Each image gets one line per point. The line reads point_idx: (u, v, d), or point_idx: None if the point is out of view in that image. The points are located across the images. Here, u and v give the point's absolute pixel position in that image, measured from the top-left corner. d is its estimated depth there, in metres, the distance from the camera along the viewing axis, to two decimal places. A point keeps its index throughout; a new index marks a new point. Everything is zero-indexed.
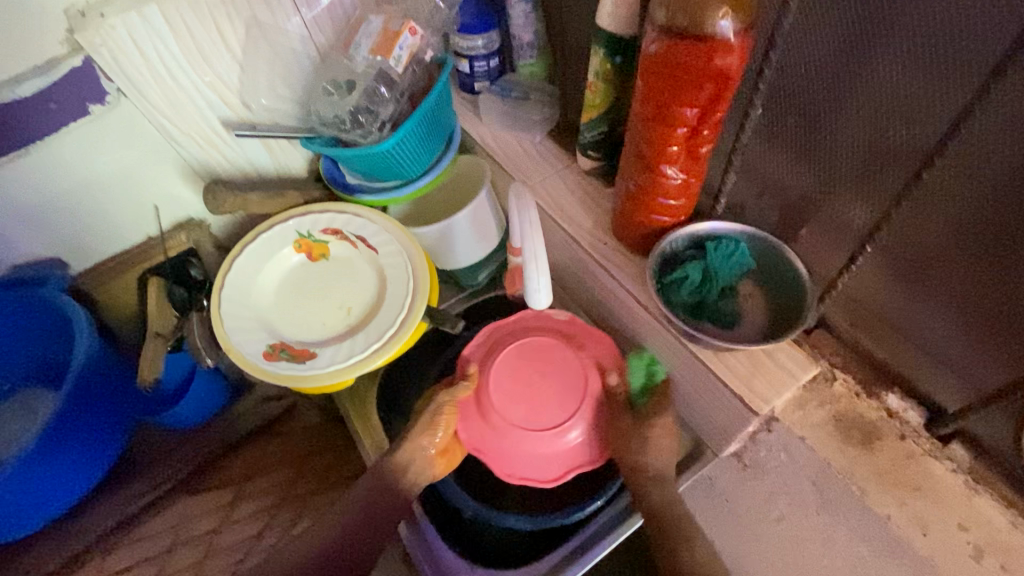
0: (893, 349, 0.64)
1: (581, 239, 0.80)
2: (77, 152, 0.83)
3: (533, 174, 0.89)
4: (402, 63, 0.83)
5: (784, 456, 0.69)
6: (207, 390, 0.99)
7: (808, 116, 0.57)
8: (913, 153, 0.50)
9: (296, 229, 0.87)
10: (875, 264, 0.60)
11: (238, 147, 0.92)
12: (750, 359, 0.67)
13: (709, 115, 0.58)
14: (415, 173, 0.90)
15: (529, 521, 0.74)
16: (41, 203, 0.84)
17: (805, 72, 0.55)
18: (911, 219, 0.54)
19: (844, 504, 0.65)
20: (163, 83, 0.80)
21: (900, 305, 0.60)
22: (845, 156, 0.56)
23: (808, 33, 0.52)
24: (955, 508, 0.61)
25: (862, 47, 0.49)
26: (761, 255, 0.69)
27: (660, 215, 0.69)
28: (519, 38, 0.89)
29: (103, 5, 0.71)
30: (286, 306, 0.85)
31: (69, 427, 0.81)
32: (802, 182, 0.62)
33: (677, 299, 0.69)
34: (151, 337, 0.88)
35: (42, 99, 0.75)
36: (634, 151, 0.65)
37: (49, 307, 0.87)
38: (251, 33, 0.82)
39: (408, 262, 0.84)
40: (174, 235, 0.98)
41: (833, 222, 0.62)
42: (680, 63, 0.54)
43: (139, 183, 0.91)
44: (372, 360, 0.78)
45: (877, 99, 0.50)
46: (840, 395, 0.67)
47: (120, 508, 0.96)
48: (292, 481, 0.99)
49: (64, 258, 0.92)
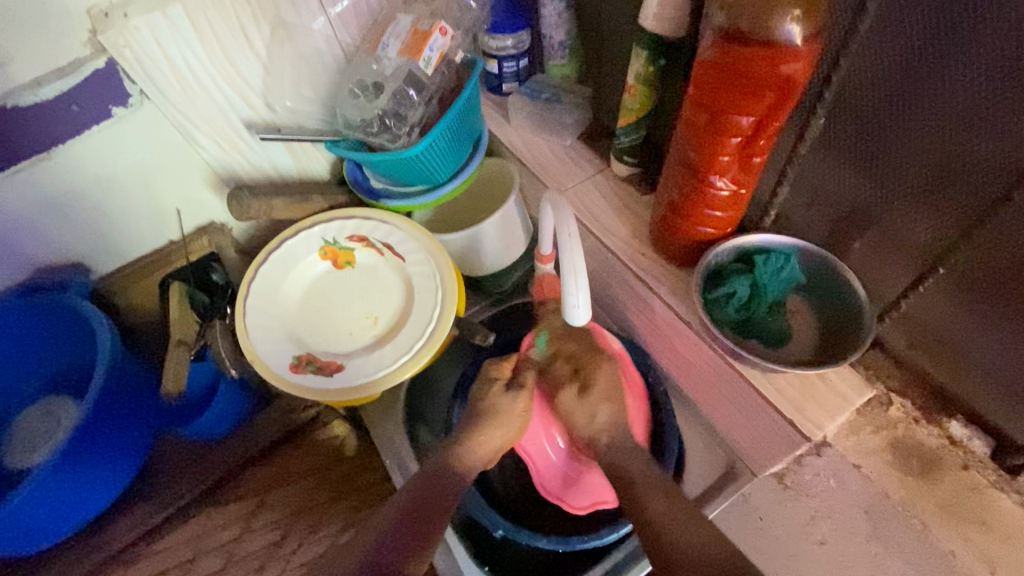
0: (955, 373, 0.60)
1: (617, 249, 0.77)
2: (99, 157, 0.81)
3: (565, 180, 0.85)
4: (431, 66, 0.80)
5: (834, 483, 0.65)
6: (229, 401, 0.97)
7: (875, 127, 0.53)
8: (996, 168, 0.47)
9: (321, 235, 0.84)
10: (942, 284, 0.56)
11: (262, 150, 0.90)
12: (799, 380, 0.64)
13: (765, 124, 0.54)
14: (442, 178, 0.88)
15: (560, 544, 0.71)
16: (62, 207, 0.83)
17: (875, 80, 0.51)
18: (988, 239, 0.50)
19: (896, 535, 0.61)
20: (187, 85, 0.77)
21: (967, 329, 0.56)
22: (915, 170, 0.52)
23: (881, 37, 0.49)
24: (1021, 545, 0.58)
25: (945, 54, 0.45)
26: (813, 271, 0.65)
27: (704, 228, 0.66)
28: (550, 37, 0.86)
29: (127, 5, 0.69)
30: (311, 315, 0.82)
31: (90, 443, 0.79)
32: (861, 196, 0.59)
33: (723, 316, 0.66)
34: (174, 346, 0.86)
35: (64, 102, 0.73)
36: (680, 160, 0.62)
37: (71, 314, 0.86)
38: (276, 32, 0.79)
39: (437, 272, 0.81)
40: (196, 239, 0.96)
41: (895, 240, 0.58)
42: (739, 70, 0.50)
43: (161, 187, 0.89)
44: (400, 373, 0.76)
45: (960, 112, 0.47)
46: (896, 420, 0.65)
47: (144, 519, 0.96)
48: (316, 489, 1.00)
49: (85, 262, 0.91)
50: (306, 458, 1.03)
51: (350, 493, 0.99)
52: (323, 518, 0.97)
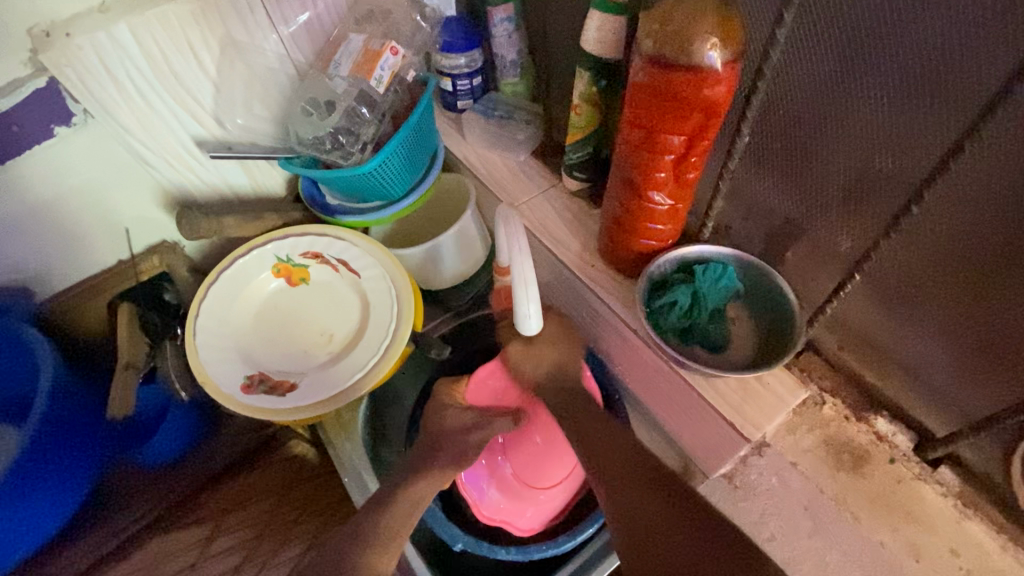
0: (879, 370, 0.65)
1: (569, 261, 0.79)
2: (42, 177, 0.79)
3: (519, 195, 0.87)
4: (383, 84, 0.81)
5: (777, 481, 0.67)
6: (181, 424, 0.95)
7: (796, 144, 0.57)
8: (903, 183, 0.51)
9: (275, 253, 0.84)
10: (864, 289, 0.60)
11: (213, 168, 0.90)
12: (740, 383, 0.67)
13: (695, 143, 0.58)
14: (399, 194, 0.89)
15: (518, 554, 0.72)
16: (1, 227, 0.80)
17: (794, 99, 0.55)
18: (899, 248, 0.54)
19: (837, 529, 0.64)
20: (134, 104, 0.77)
21: (887, 330, 0.61)
22: (834, 185, 0.56)
23: (796, 61, 0.52)
24: (944, 531, 0.61)
25: (852, 79, 0.49)
26: (749, 278, 0.69)
27: (648, 239, 0.69)
28: (503, 56, 0.88)
29: (69, 25, 0.68)
30: (265, 334, 0.82)
31: (37, 474, 0.76)
32: (788, 208, 0.63)
33: (667, 324, 0.69)
34: (121, 370, 0.84)
35: (4, 122, 0.71)
36: (621, 176, 0.65)
37: (13, 339, 0.83)
38: (227, 52, 0.79)
39: (392, 288, 0.81)
40: (146, 258, 0.95)
41: (820, 248, 0.62)
42: (668, 92, 0.53)
43: (108, 206, 0.87)
44: (357, 390, 0.76)
45: (865, 131, 0.51)
46: (830, 418, 0.67)
47: (93, 548, 0.93)
48: (278, 509, 0.99)
49: (29, 285, 0.88)
50: (265, 480, 1.02)
51: (314, 513, 0.99)
52: (286, 540, 0.97)
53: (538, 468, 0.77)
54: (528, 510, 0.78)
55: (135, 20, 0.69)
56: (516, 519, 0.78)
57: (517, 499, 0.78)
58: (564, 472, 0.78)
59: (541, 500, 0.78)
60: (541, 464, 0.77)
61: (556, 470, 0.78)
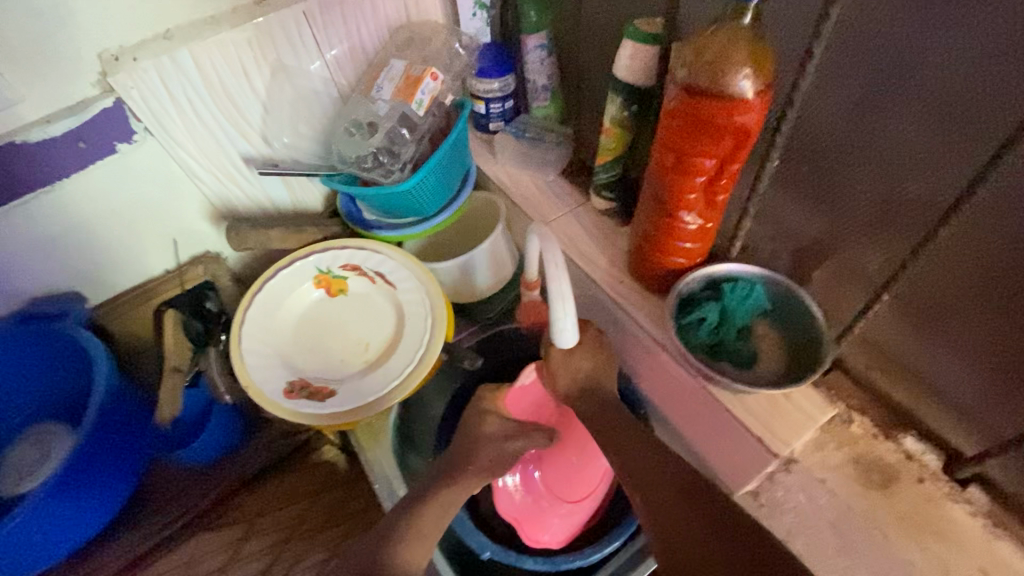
0: (907, 389, 0.66)
1: (597, 277, 0.81)
2: (102, 190, 0.84)
3: (549, 213, 0.90)
4: (423, 107, 0.86)
5: (804, 498, 0.67)
6: (222, 427, 0.98)
7: (824, 169, 0.60)
8: (930, 206, 0.53)
9: (315, 265, 0.88)
10: (892, 310, 0.62)
11: (259, 183, 0.95)
12: (767, 399, 0.68)
13: (726, 165, 0.60)
14: (433, 210, 0.92)
15: (544, 563, 0.73)
16: (63, 235, 0.85)
17: (824, 126, 0.57)
18: (927, 270, 0.56)
19: (866, 547, 0.64)
20: (189, 123, 0.82)
21: (915, 350, 0.62)
22: (862, 208, 0.59)
23: (824, 90, 0.56)
24: (975, 551, 0.61)
25: (879, 107, 0.52)
26: (777, 296, 0.71)
27: (677, 257, 0.71)
28: (535, 82, 0.91)
29: (138, 50, 0.74)
30: (305, 341, 0.85)
31: (84, 469, 0.80)
32: (815, 229, 0.65)
33: (695, 339, 0.71)
34: (168, 373, 0.87)
35: (72, 139, 0.76)
36: (653, 196, 0.67)
37: (68, 341, 0.88)
38: (276, 76, 0.84)
39: (427, 300, 0.84)
40: (192, 268, 1.00)
41: (848, 269, 0.64)
42: (699, 117, 0.57)
43: (159, 218, 0.92)
44: (391, 397, 0.79)
45: (891, 157, 0.53)
46: (858, 436, 0.68)
47: (134, 546, 0.95)
48: (304, 518, 1.02)
49: (82, 291, 0.93)
50: (296, 484, 1.05)
51: (338, 521, 1.01)
52: (310, 547, 0.99)
53: (569, 477, 0.81)
54: (557, 522, 0.81)
55: (198, 47, 0.75)
56: (541, 531, 0.80)
57: (545, 509, 0.81)
58: (595, 479, 0.81)
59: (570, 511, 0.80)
60: (572, 473, 0.82)
61: (587, 481, 0.81)
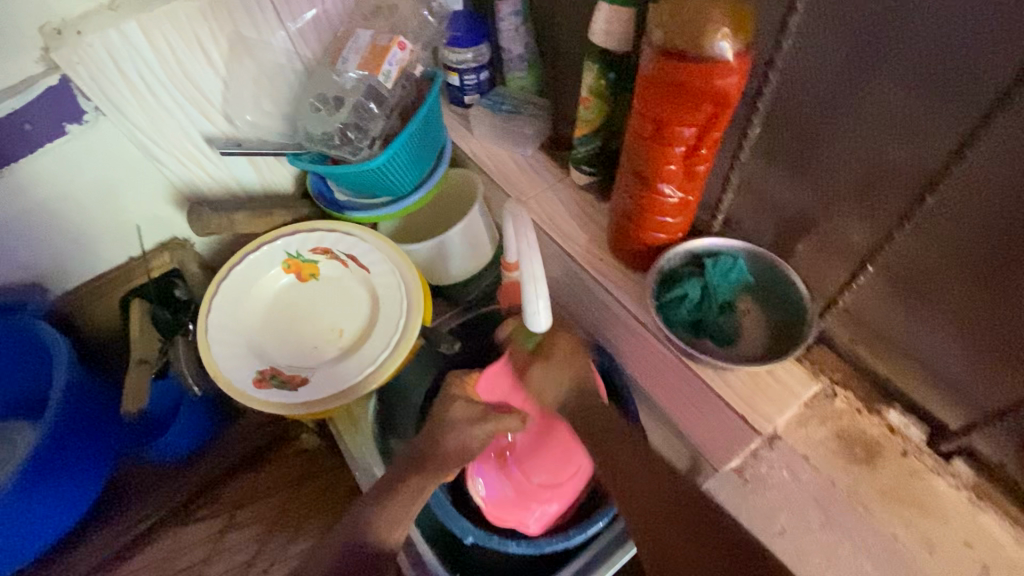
0: (891, 363, 0.65)
1: (576, 255, 0.79)
2: (55, 174, 0.79)
3: (526, 189, 0.87)
4: (391, 80, 0.81)
5: (787, 474, 0.66)
6: (195, 420, 0.95)
7: (806, 137, 0.57)
8: (915, 174, 0.50)
9: (284, 249, 0.85)
10: (876, 283, 0.60)
11: (223, 165, 0.90)
12: (750, 376, 0.67)
13: (707, 135, 0.57)
14: (407, 189, 0.89)
15: (528, 548, 0.72)
16: (15, 225, 0.80)
17: (807, 90, 0.54)
18: (911, 241, 0.54)
19: (847, 523, 0.64)
20: (144, 102, 0.77)
21: (900, 323, 0.60)
22: (845, 177, 0.56)
23: (805, 52, 0.52)
24: (959, 525, 0.61)
25: (865, 68, 0.49)
26: (759, 271, 0.68)
27: (658, 233, 0.68)
28: (510, 51, 0.87)
29: (80, 23, 0.69)
30: (275, 329, 0.82)
31: (52, 464, 0.77)
32: (799, 200, 0.63)
33: (677, 318, 0.68)
34: (134, 363, 0.85)
35: (17, 120, 0.71)
36: (631, 168, 0.64)
37: (29, 335, 0.84)
38: (235, 49, 0.79)
39: (402, 284, 0.81)
40: (157, 255, 0.96)
41: (832, 241, 0.62)
42: (679, 83, 0.53)
43: (119, 202, 0.88)
44: (367, 383, 0.77)
45: (874, 124, 0.51)
46: (841, 411, 0.67)
47: (109, 542, 0.93)
48: (286, 507, 1.00)
49: (41, 283, 0.89)
50: (278, 473, 1.04)
51: (321, 510, 1.00)
52: (294, 536, 0.98)
53: (554, 463, 0.79)
54: (543, 509, 0.77)
55: (145, 18, 0.70)
56: (529, 519, 0.77)
57: (529, 495, 0.77)
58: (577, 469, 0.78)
59: (553, 499, 0.78)
60: (555, 461, 0.79)
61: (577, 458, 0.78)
